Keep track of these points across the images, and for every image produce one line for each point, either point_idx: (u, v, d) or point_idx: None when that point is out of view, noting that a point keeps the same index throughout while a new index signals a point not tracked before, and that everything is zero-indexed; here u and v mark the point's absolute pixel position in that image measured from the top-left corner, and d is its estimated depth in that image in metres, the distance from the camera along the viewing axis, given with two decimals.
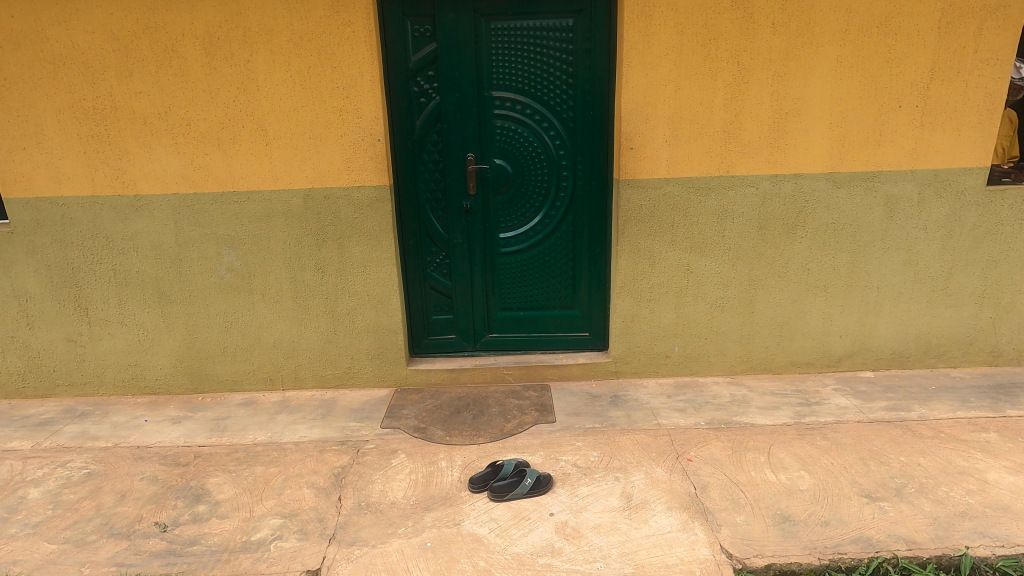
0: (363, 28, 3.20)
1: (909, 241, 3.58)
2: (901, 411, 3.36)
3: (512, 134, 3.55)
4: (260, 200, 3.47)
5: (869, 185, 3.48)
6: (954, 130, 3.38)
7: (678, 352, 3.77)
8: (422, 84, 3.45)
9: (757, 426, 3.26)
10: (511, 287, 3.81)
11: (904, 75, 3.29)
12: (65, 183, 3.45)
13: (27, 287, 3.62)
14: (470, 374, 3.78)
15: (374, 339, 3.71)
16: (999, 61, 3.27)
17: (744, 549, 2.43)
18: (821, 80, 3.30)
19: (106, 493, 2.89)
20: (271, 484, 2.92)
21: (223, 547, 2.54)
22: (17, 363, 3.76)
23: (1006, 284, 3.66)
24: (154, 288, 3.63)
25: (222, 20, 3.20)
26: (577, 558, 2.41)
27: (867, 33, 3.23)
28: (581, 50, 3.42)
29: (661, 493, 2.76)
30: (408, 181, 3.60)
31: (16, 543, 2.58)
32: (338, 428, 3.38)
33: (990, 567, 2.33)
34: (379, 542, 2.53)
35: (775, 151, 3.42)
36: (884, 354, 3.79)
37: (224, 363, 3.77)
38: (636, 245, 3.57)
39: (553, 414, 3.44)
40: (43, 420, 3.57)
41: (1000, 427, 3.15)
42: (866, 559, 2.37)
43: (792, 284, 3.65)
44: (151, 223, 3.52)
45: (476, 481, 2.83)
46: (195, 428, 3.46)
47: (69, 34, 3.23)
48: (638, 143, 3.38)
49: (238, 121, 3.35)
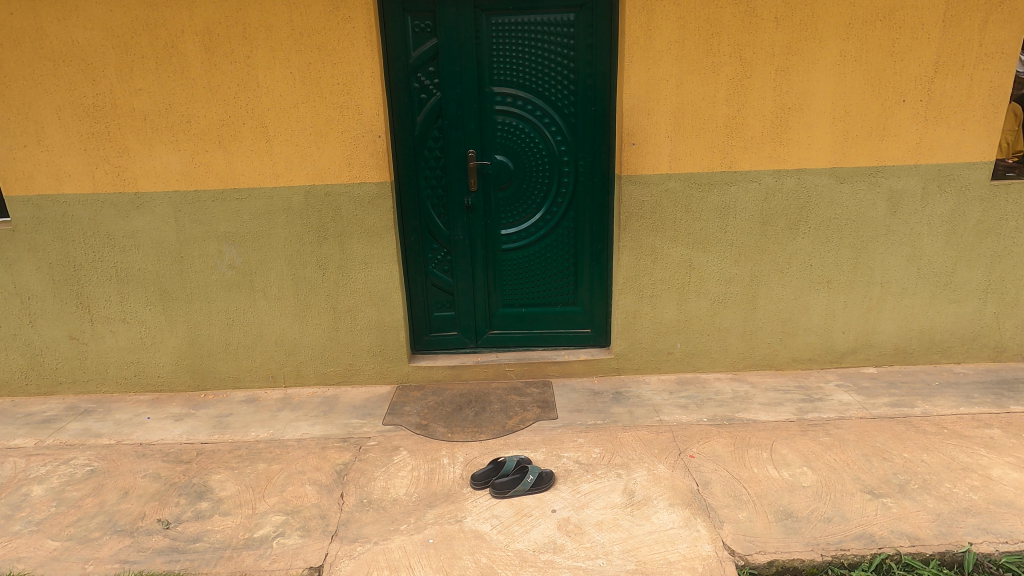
0: (365, 23, 3.18)
1: (913, 236, 3.56)
2: (904, 407, 3.34)
3: (513, 130, 3.54)
4: (261, 197, 3.47)
5: (872, 179, 3.46)
6: (958, 125, 3.36)
7: (680, 348, 3.76)
8: (422, 80, 3.44)
9: (760, 422, 3.25)
10: (512, 283, 3.80)
11: (909, 69, 3.27)
12: (66, 180, 3.44)
13: (30, 284, 3.63)
14: (472, 370, 3.78)
15: (375, 335, 3.71)
16: (1003, 56, 3.24)
17: (746, 545, 2.42)
18: (823, 75, 3.28)
19: (110, 490, 2.90)
20: (273, 481, 2.92)
21: (225, 544, 2.54)
22: (20, 360, 3.77)
23: (1010, 279, 3.63)
24: (155, 285, 3.63)
25: (222, 17, 3.19)
26: (578, 555, 2.41)
27: (870, 28, 3.20)
28: (582, 44, 3.40)
29: (663, 490, 2.75)
30: (409, 177, 3.59)
31: (19, 541, 2.59)
32: (340, 425, 3.38)
33: (995, 563, 2.33)
34: (381, 539, 2.54)
35: (777, 147, 3.40)
36: (887, 350, 3.77)
37: (226, 361, 3.77)
38: (638, 240, 3.55)
39: (554, 411, 3.44)
40: (47, 418, 3.57)
41: (1003, 423, 3.14)
42: (869, 555, 2.37)
43: (795, 279, 3.63)
44: (152, 221, 3.52)
45: (478, 477, 2.83)
46: (198, 425, 3.47)
47: (69, 31, 3.22)
48: (640, 138, 3.36)
49: (238, 117, 3.34)
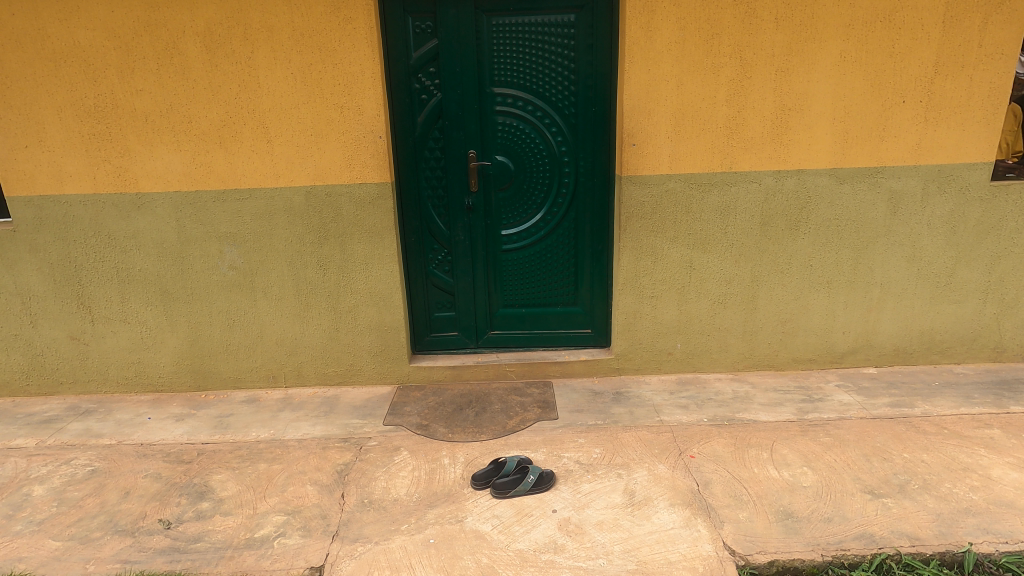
0: (365, 24, 3.19)
1: (913, 236, 3.56)
2: (904, 407, 3.35)
3: (514, 130, 3.54)
4: (262, 198, 3.47)
5: (872, 180, 3.46)
6: (958, 125, 3.36)
7: (680, 348, 3.77)
8: (423, 80, 3.44)
9: (760, 422, 3.26)
10: (512, 283, 3.81)
11: (909, 70, 3.28)
12: (67, 180, 3.45)
13: (31, 284, 3.63)
14: (472, 370, 3.78)
15: (376, 336, 3.72)
16: (1003, 57, 3.25)
17: (747, 545, 2.43)
18: (823, 76, 3.28)
19: (111, 490, 2.90)
20: (274, 481, 2.93)
21: (226, 544, 2.54)
22: (21, 361, 3.77)
23: (1010, 279, 3.64)
24: (157, 286, 3.64)
25: (223, 18, 3.19)
26: (579, 555, 2.41)
27: (870, 29, 3.21)
28: (583, 45, 3.40)
29: (664, 490, 2.75)
30: (410, 178, 3.60)
31: (20, 540, 2.59)
32: (341, 425, 3.39)
33: (995, 563, 2.33)
34: (381, 539, 2.54)
35: (777, 148, 3.40)
36: (887, 350, 3.78)
37: (227, 361, 3.77)
38: (639, 241, 3.56)
39: (555, 411, 3.45)
40: (48, 418, 3.58)
41: (1003, 424, 3.14)
42: (869, 555, 2.37)
43: (795, 280, 3.64)
44: (153, 221, 3.52)
45: (479, 477, 2.83)
46: (198, 425, 3.47)
47: (70, 32, 3.22)
48: (640, 139, 3.37)
49: (239, 118, 3.34)
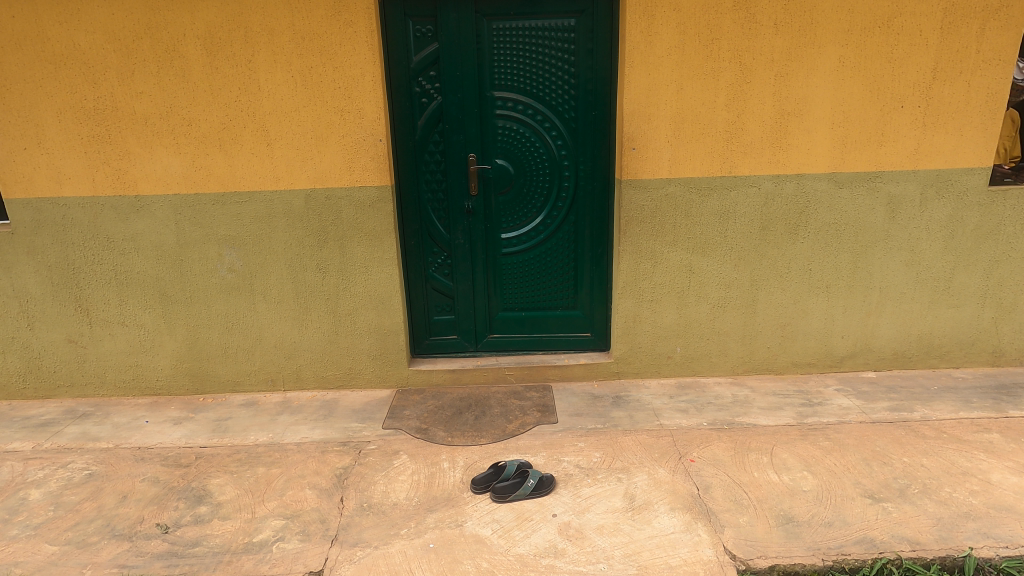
0: (366, 28, 3.19)
1: (912, 241, 3.57)
2: (904, 411, 3.35)
3: (514, 134, 3.54)
4: (262, 200, 3.46)
5: (870, 185, 3.47)
6: (956, 131, 3.38)
7: (680, 352, 3.76)
8: (423, 84, 3.45)
9: (760, 426, 3.25)
10: (513, 286, 3.81)
11: (906, 75, 3.29)
12: (66, 183, 3.44)
13: (28, 287, 3.61)
14: (471, 374, 3.77)
15: (375, 339, 3.71)
16: (999, 62, 3.27)
17: (747, 550, 2.42)
18: (823, 82, 3.29)
19: (108, 494, 2.88)
20: (273, 485, 2.91)
21: (224, 548, 2.53)
22: (18, 364, 3.75)
23: (1008, 283, 3.65)
24: (155, 288, 3.62)
25: (224, 20, 3.19)
26: (579, 560, 2.40)
27: (868, 34, 3.22)
28: (583, 49, 3.41)
29: (664, 494, 2.75)
30: (409, 181, 3.59)
31: (16, 545, 2.57)
32: (340, 429, 3.38)
33: (995, 568, 2.33)
34: (381, 544, 2.53)
35: (777, 152, 3.41)
36: (886, 355, 3.78)
37: (226, 364, 3.76)
38: (638, 245, 3.56)
39: (554, 415, 3.44)
40: (45, 421, 3.56)
41: (1002, 428, 3.15)
42: (870, 560, 2.37)
43: (794, 284, 3.64)
44: (152, 224, 3.51)
45: (479, 481, 2.82)
46: (196, 429, 3.45)
47: (71, 34, 3.22)
48: (640, 143, 3.37)
49: (239, 121, 3.34)
